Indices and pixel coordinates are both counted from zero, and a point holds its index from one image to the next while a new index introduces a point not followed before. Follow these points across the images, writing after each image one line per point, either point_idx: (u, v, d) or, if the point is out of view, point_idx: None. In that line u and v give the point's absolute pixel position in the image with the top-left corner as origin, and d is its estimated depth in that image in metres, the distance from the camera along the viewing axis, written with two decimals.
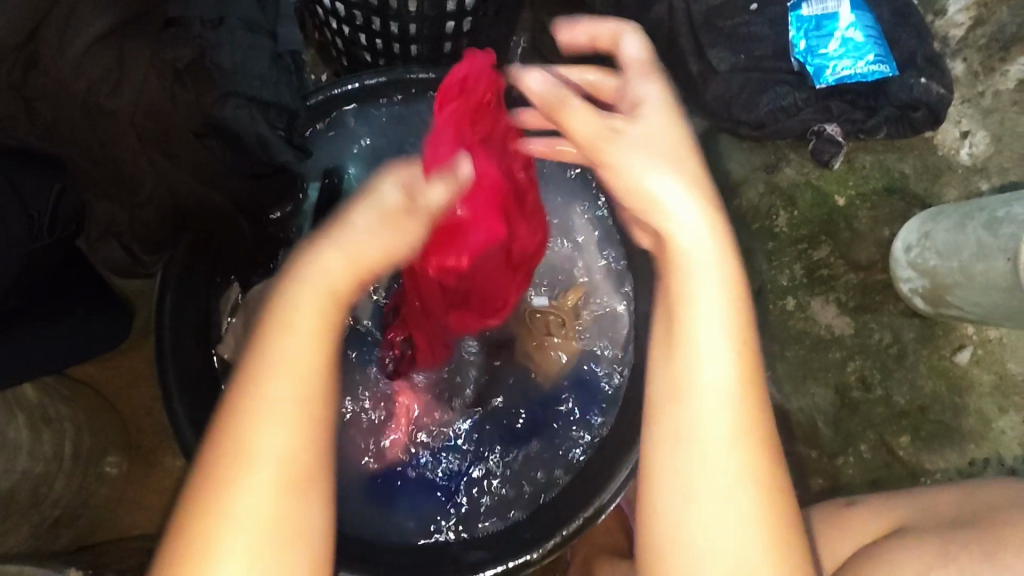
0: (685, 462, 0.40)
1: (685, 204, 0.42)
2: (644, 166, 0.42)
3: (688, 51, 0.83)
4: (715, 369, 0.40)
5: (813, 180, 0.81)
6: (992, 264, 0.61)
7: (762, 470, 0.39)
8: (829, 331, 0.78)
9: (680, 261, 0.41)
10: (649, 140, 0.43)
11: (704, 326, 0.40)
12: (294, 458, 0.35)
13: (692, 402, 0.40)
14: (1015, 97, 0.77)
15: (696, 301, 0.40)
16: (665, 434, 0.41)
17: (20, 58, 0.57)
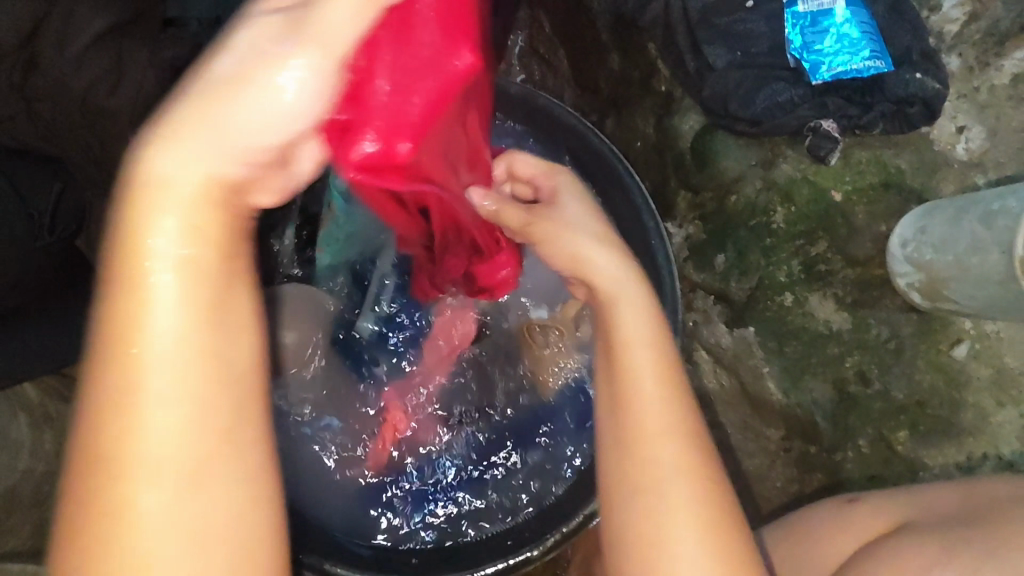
0: (629, 461, 0.45)
1: (602, 258, 0.51)
2: (572, 234, 0.52)
3: (685, 49, 0.85)
4: (650, 383, 0.46)
5: (809, 176, 0.81)
6: (988, 257, 0.61)
7: (697, 469, 0.45)
8: (827, 326, 0.79)
9: (609, 298, 0.50)
10: (570, 217, 0.54)
11: (638, 347, 0.47)
12: (199, 430, 0.33)
13: (638, 414, 0.45)
14: (1010, 92, 0.77)
15: (628, 331, 0.48)
16: (614, 444, 0.47)
17: (19, 59, 0.55)
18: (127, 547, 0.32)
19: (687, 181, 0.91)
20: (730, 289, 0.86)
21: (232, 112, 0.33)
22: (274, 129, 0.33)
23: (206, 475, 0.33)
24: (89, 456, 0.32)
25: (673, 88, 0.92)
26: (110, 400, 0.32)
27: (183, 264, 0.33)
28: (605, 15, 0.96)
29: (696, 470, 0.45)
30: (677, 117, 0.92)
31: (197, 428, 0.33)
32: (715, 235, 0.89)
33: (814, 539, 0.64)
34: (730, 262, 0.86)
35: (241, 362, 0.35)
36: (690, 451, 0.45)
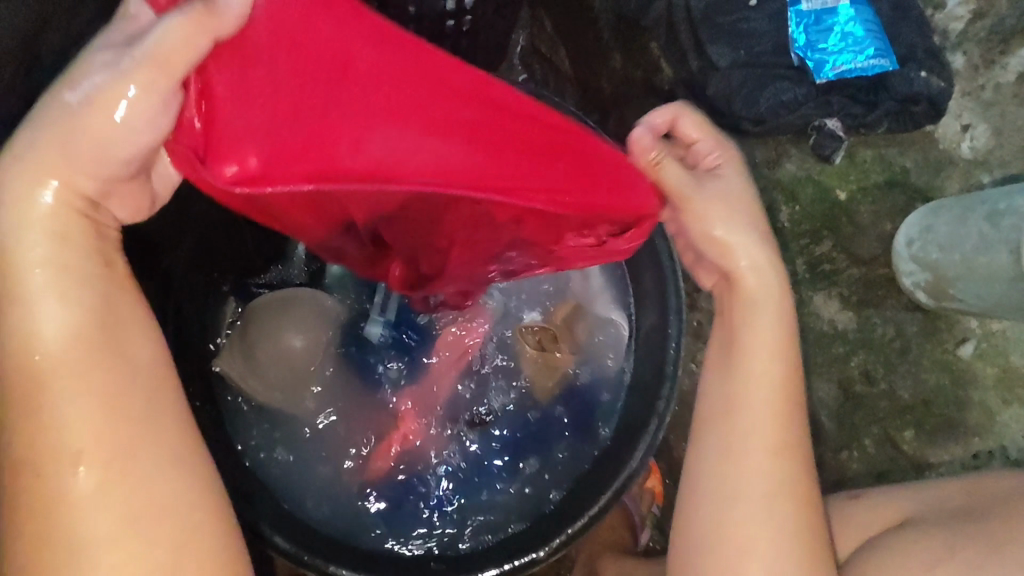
0: (732, 455, 0.55)
1: (745, 248, 0.56)
2: (728, 213, 0.56)
3: (688, 48, 0.85)
4: (758, 372, 0.56)
5: (814, 175, 0.81)
6: (996, 257, 0.62)
7: (786, 480, 0.54)
8: (832, 326, 0.78)
9: (753, 297, 0.56)
10: (729, 194, 0.57)
11: (769, 363, 0.56)
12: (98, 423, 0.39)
13: (743, 407, 0.55)
14: (1015, 90, 0.77)
15: (757, 331, 0.56)
16: (712, 430, 0.57)
17: (11, 59, 0.52)
18: (52, 519, 0.38)
19: None
20: None
21: (90, 136, 0.39)
22: (120, 143, 0.39)
23: (113, 479, 0.39)
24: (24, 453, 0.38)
25: (676, 88, 0.91)
26: (20, 402, 0.39)
27: (69, 286, 0.39)
28: (607, 14, 0.96)
29: (789, 482, 0.54)
30: None
31: (95, 426, 0.39)
32: None
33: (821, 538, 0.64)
34: None
35: (141, 365, 0.41)
36: (788, 468, 0.55)
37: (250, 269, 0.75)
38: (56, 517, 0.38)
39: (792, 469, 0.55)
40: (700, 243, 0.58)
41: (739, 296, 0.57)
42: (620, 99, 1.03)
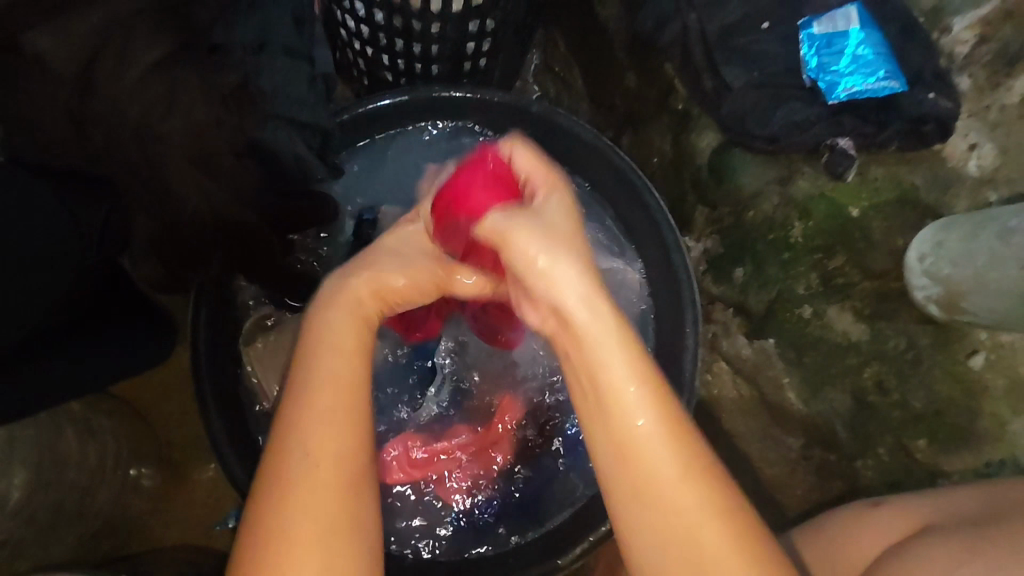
0: (622, 418, 0.45)
1: (565, 271, 0.48)
2: (555, 264, 0.48)
3: (702, 70, 0.85)
4: (605, 351, 0.46)
5: (827, 192, 0.83)
6: (1007, 273, 0.64)
7: (663, 413, 0.45)
8: (845, 337, 0.81)
9: (566, 316, 0.47)
10: (573, 285, 0.48)
11: (627, 365, 0.46)
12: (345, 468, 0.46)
13: (611, 404, 0.45)
14: (1021, 111, 0.78)
15: (590, 334, 0.46)
16: (595, 411, 0.46)
17: (77, 86, 0.59)
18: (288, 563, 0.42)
19: (705, 197, 0.95)
20: (748, 300, 0.89)
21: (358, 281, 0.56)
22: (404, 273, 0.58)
23: (318, 488, 0.44)
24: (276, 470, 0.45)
25: (690, 107, 0.92)
26: (275, 525, 0.43)
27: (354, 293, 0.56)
28: (622, 35, 0.98)
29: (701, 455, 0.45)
30: (694, 134, 0.93)
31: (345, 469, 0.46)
32: (731, 250, 0.92)
33: (838, 532, 0.72)
34: (748, 275, 0.89)
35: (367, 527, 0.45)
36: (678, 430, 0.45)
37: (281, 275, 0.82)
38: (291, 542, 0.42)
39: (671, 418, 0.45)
40: (562, 326, 0.48)
41: (568, 328, 0.47)
42: (634, 118, 1.05)
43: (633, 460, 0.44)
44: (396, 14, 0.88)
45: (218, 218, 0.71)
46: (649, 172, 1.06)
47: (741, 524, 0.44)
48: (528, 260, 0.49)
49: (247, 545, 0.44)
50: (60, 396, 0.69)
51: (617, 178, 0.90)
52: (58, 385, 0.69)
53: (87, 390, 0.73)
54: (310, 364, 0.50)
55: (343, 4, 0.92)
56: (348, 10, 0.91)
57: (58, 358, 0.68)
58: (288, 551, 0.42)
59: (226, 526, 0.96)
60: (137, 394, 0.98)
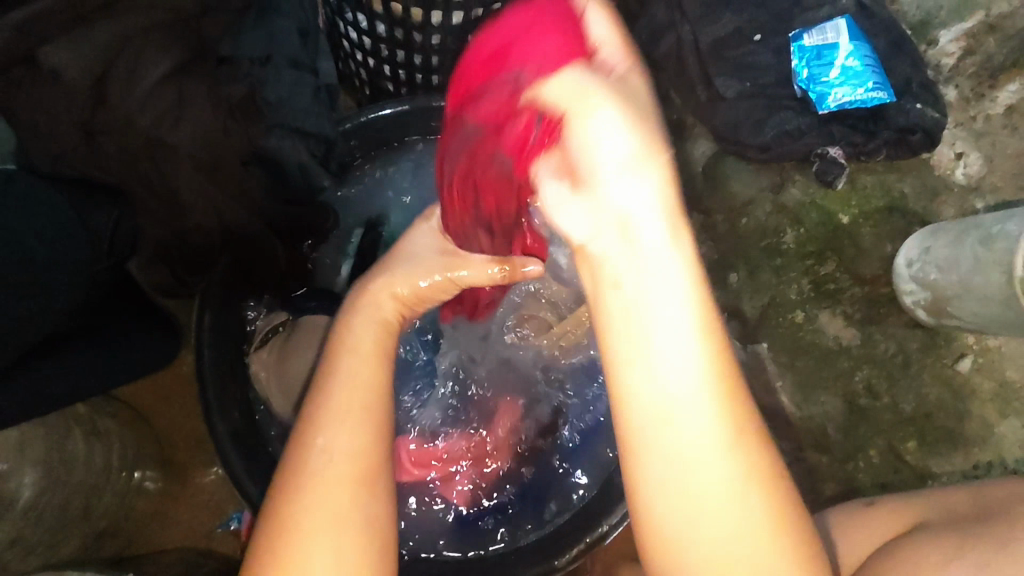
0: (662, 380, 0.38)
1: (633, 181, 0.38)
2: (622, 169, 0.38)
3: (696, 80, 0.86)
4: (665, 284, 0.38)
5: (817, 200, 0.85)
6: (989, 277, 0.66)
7: (723, 375, 0.38)
8: (837, 342, 0.83)
9: (623, 229, 0.39)
10: (638, 198, 0.38)
11: (690, 309, 0.38)
12: (355, 464, 0.46)
13: (660, 344, 0.38)
14: (1006, 121, 0.80)
15: (650, 262, 0.38)
16: (641, 350, 0.38)
17: (89, 98, 0.61)
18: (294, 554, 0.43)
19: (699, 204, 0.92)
20: (742, 303, 0.88)
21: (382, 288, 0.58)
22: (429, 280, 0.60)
23: (350, 491, 0.45)
24: (292, 466, 0.47)
25: (685, 115, 0.93)
26: (286, 519, 0.44)
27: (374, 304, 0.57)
28: None
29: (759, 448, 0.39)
30: (689, 142, 0.93)
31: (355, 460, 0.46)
32: (726, 257, 0.89)
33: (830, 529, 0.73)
34: (744, 280, 0.88)
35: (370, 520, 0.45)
36: (735, 394, 0.38)
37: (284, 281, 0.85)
38: (300, 532, 0.43)
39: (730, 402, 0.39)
40: (612, 240, 0.39)
41: (622, 245, 0.39)
42: None
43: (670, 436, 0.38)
44: (398, 26, 0.89)
45: (225, 227, 0.74)
46: None
47: (781, 508, 0.38)
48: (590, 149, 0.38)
49: (263, 536, 0.45)
50: (67, 401, 0.70)
51: None
52: (69, 389, 0.69)
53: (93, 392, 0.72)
54: (335, 374, 0.51)
55: (345, 16, 0.93)
56: (352, 23, 0.93)
57: (72, 358, 0.70)
58: (296, 543, 0.43)
59: (229, 527, 0.98)
60: (141, 399, 1.00)
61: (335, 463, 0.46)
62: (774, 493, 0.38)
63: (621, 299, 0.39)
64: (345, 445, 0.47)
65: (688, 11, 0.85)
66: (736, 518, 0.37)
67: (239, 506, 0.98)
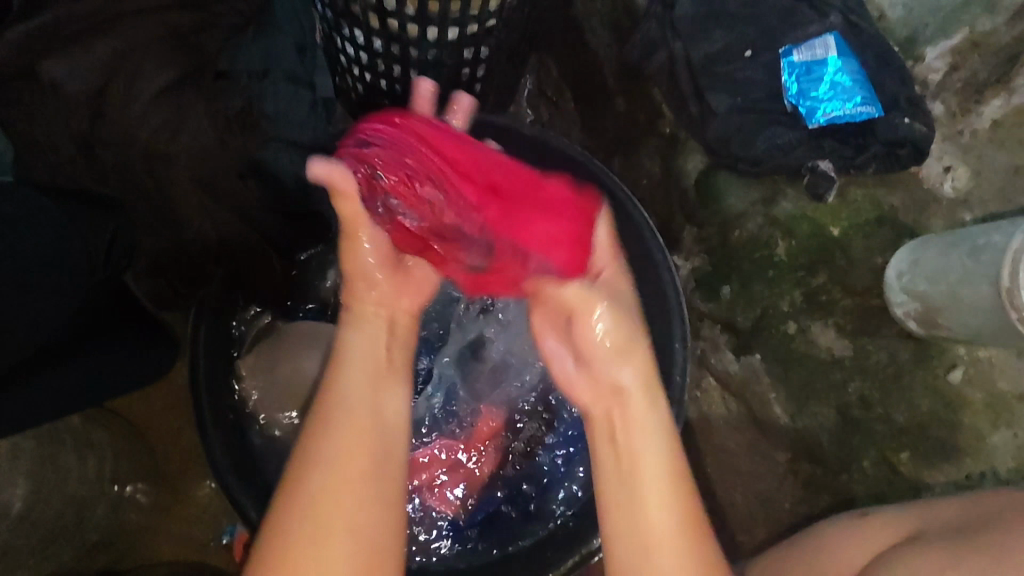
0: (652, 545, 0.53)
1: (648, 449, 0.57)
2: (639, 435, 0.58)
3: (689, 95, 0.88)
4: (653, 503, 0.55)
5: (808, 213, 0.86)
6: (977, 289, 0.66)
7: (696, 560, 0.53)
8: (829, 352, 0.84)
9: (619, 430, 0.59)
10: (648, 456, 0.56)
11: (665, 513, 0.54)
12: (353, 467, 0.52)
13: (648, 523, 0.54)
14: (992, 135, 0.82)
15: (643, 461, 0.56)
16: (630, 548, 0.54)
17: (89, 111, 0.63)
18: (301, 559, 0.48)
19: (692, 217, 0.97)
20: (736, 317, 0.91)
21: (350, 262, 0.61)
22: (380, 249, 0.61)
23: (358, 509, 0.50)
24: (292, 478, 0.51)
25: (678, 131, 0.96)
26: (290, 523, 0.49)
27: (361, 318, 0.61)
28: (612, 63, 1.03)
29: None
30: (682, 155, 0.97)
31: (356, 466, 0.52)
32: (720, 268, 0.93)
33: (823, 543, 0.73)
34: (736, 293, 0.91)
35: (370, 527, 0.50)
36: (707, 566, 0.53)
37: (278, 295, 0.84)
38: (307, 539, 0.48)
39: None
40: (624, 448, 0.58)
41: (620, 453, 0.57)
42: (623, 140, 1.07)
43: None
44: (394, 42, 0.90)
45: (220, 238, 0.76)
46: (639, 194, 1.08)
47: None
48: (592, 339, 0.61)
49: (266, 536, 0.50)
50: (64, 410, 0.71)
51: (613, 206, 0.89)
52: (62, 398, 0.70)
53: (87, 401, 0.73)
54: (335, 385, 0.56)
55: (343, 32, 0.94)
56: (349, 38, 0.94)
57: (69, 367, 0.70)
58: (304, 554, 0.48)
59: (222, 541, 0.97)
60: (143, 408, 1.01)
61: (340, 469, 0.51)
62: None
63: (615, 493, 0.56)
64: (346, 454, 0.52)
65: (679, 29, 0.86)
66: None
67: (232, 521, 0.97)
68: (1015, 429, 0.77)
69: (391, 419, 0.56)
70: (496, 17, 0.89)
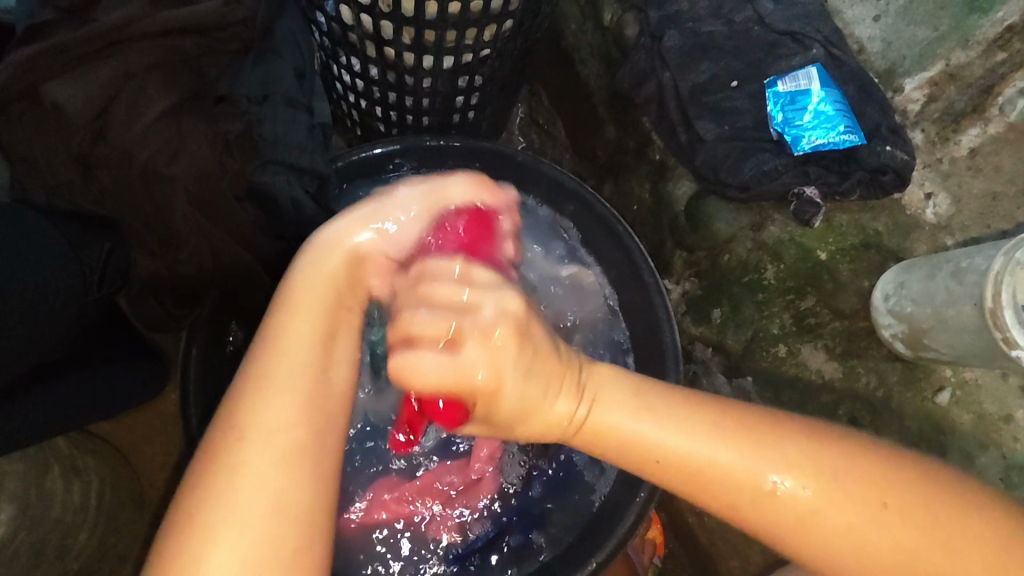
0: (714, 461, 0.54)
1: (620, 413, 0.57)
2: (612, 413, 0.57)
3: (677, 123, 0.91)
4: (666, 428, 0.56)
5: (796, 237, 0.87)
6: (962, 310, 0.68)
7: (730, 438, 0.55)
8: (819, 375, 0.85)
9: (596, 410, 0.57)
10: (617, 403, 0.57)
11: (690, 438, 0.55)
12: (280, 441, 0.52)
13: (699, 462, 0.55)
14: (970, 163, 0.85)
15: (623, 422, 0.57)
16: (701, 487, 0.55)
17: (89, 133, 0.65)
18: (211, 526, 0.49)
19: (682, 241, 0.99)
20: (727, 340, 0.94)
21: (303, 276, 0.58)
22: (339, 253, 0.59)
23: (275, 477, 0.51)
24: (220, 445, 0.51)
25: (667, 158, 0.97)
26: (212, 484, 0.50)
27: (298, 301, 0.57)
28: (603, 91, 1.05)
29: (978, 526, 0.53)
30: (671, 183, 0.98)
31: (282, 441, 0.52)
32: (710, 292, 0.96)
33: None
34: (726, 316, 0.94)
35: (285, 497, 0.50)
36: (729, 425, 0.55)
37: None
38: (224, 504, 0.49)
39: (844, 470, 0.54)
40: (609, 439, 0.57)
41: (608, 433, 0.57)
42: (615, 167, 1.10)
43: (800, 522, 0.53)
44: (389, 69, 0.92)
45: (218, 260, 0.76)
46: (629, 219, 1.09)
47: (805, 461, 0.54)
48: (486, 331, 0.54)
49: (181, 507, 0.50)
50: (51, 433, 0.69)
51: (598, 224, 0.90)
52: (63, 417, 0.69)
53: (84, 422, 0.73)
54: (270, 356, 0.55)
55: (340, 60, 0.96)
56: (345, 66, 0.96)
57: (63, 383, 0.70)
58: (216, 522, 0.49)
59: None
60: (135, 433, 1.02)
61: (271, 439, 0.52)
62: (788, 431, 0.55)
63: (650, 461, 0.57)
64: (275, 427, 0.52)
65: (668, 59, 0.90)
66: (833, 490, 0.53)
67: None
68: (1003, 451, 0.78)
69: (329, 381, 0.56)
70: (490, 46, 0.91)
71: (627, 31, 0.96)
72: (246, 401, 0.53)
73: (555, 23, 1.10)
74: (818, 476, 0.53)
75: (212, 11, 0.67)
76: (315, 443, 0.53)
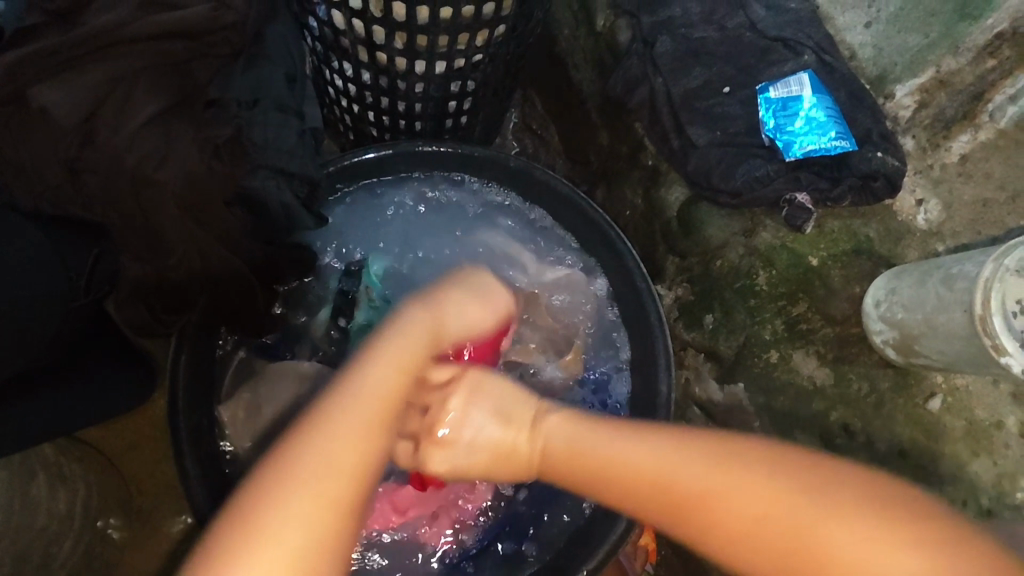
0: (682, 480, 0.56)
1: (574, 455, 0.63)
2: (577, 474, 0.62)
3: (670, 129, 0.91)
4: (651, 459, 0.58)
5: (788, 243, 0.87)
6: (952, 316, 0.68)
7: (707, 466, 0.56)
8: (811, 382, 0.85)
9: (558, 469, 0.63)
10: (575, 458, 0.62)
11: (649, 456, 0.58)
12: (335, 486, 0.50)
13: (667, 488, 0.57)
14: (960, 169, 0.85)
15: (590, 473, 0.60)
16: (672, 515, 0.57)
17: (77, 136, 0.64)
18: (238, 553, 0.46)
19: (674, 247, 0.99)
20: (719, 346, 0.93)
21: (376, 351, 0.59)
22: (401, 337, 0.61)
23: (317, 515, 0.48)
24: (268, 475, 0.50)
25: (659, 163, 0.97)
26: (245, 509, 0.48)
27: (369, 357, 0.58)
28: (595, 96, 1.05)
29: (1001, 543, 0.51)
30: (663, 188, 0.98)
31: (332, 486, 0.50)
32: (701, 298, 0.96)
33: None
34: (718, 321, 0.93)
35: (315, 542, 0.48)
36: (708, 454, 0.57)
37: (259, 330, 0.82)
38: (255, 534, 0.47)
39: (783, 483, 0.54)
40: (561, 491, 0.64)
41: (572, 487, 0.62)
42: (607, 172, 1.09)
43: (742, 535, 0.54)
44: (381, 74, 0.92)
45: (207, 266, 0.74)
46: (621, 225, 1.09)
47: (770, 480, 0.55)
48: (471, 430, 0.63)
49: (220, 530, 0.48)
50: (35, 440, 0.68)
51: (591, 229, 0.89)
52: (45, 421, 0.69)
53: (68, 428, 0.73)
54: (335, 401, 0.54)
55: (332, 65, 0.96)
56: (337, 71, 0.95)
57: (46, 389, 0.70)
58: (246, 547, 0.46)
59: None
60: (122, 439, 1.00)
61: (321, 486, 0.50)
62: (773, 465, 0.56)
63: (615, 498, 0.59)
64: (331, 469, 0.51)
65: (660, 65, 0.90)
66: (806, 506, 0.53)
67: None
68: (994, 457, 0.78)
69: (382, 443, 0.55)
70: (483, 52, 0.91)
71: (620, 37, 0.96)
72: (303, 440, 0.52)
73: (548, 28, 1.10)
74: (797, 492, 0.54)
75: (202, 16, 0.66)
76: (362, 496, 0.52)
